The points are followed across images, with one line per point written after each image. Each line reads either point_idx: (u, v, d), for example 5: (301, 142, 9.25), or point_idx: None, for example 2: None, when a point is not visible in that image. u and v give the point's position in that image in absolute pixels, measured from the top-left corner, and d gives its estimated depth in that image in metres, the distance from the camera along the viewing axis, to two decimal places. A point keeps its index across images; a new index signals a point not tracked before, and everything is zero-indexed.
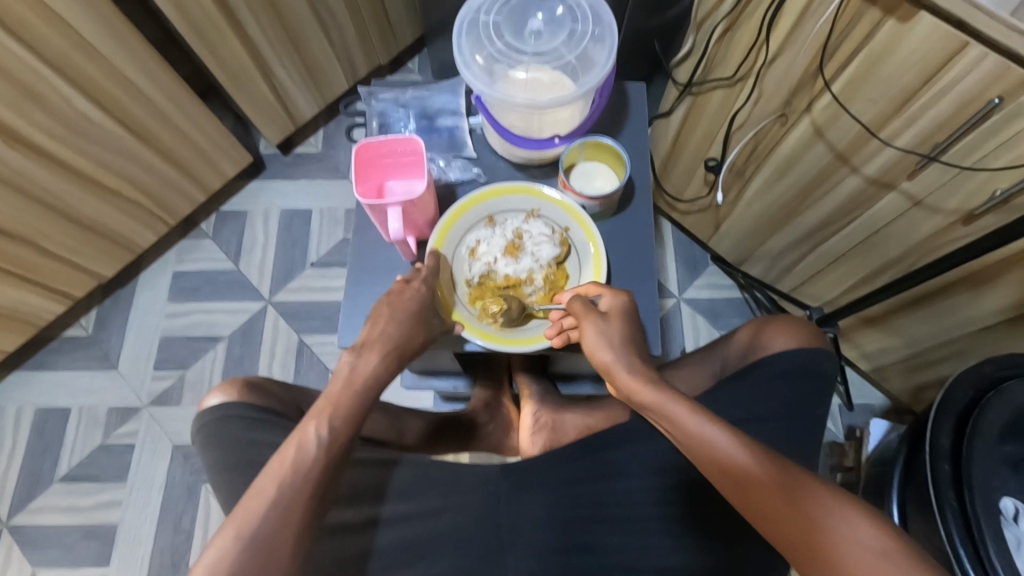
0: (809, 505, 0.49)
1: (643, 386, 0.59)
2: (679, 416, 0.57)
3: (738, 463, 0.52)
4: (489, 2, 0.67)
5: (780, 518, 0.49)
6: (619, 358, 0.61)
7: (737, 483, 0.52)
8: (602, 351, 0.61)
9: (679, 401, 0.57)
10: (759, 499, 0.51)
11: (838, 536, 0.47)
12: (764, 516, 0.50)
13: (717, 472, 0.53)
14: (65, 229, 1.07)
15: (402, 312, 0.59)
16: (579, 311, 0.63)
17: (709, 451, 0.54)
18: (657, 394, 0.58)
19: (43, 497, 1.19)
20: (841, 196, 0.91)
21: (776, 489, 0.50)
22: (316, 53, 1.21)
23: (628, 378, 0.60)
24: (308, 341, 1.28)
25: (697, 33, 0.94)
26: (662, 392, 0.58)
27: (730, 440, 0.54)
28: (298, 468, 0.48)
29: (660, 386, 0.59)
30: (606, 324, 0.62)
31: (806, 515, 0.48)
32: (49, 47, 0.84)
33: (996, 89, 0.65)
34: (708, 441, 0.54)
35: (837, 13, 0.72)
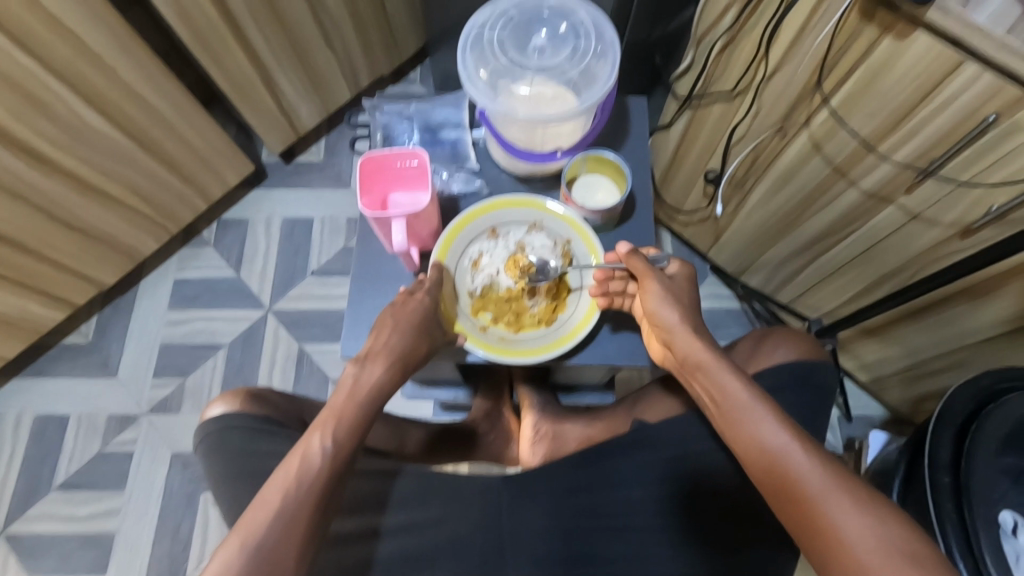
0: (845, 497, 0.48)
1: (698, 349, 0.60)
2: (727, 383, 0.57)
3: (781, 439, 0.52)
4: (493, 19, 0.68)
5: (808, 499, 0.49)
6: (678, 321, 0.62)
7: (775, 456, 0.52)
8: (661, 309, 0.62)
9: (734, 371, 0.57)
10: (795, 472, 0.50)
11: (865, 529, 0.46)
12: (792, 494, 0.50)
13: (753, 440, 0.53)
14: (67, 237, 1.07)
15: (405, 323, 0.59)
16: (637, 267, 0.64)
17: (755, 417, 0.54)
18: (710, 359, 0.59)
19: (41, 505, 1.18)
20: (840, 209, 0.92)
21: (814, 472, 0.50)
22: (320, 63, 1.23)
23: (683, 340, 0.61)
24: (308, 349, 1.28)
25: (697, 48, 0.95)
26: (717, 359, 0.58)
27: (778, 416, 0.54)
28: (303, 479, 0.49)
29: (716, 353, 0.59)
30: (667, 283, 0.64)
31: (838, 504, 0.48)
32: (55, 57, 0.85)
33: (992, 106, 0.66)
34: (752, 411, 0.54)
35: (835, 29, 0.73)
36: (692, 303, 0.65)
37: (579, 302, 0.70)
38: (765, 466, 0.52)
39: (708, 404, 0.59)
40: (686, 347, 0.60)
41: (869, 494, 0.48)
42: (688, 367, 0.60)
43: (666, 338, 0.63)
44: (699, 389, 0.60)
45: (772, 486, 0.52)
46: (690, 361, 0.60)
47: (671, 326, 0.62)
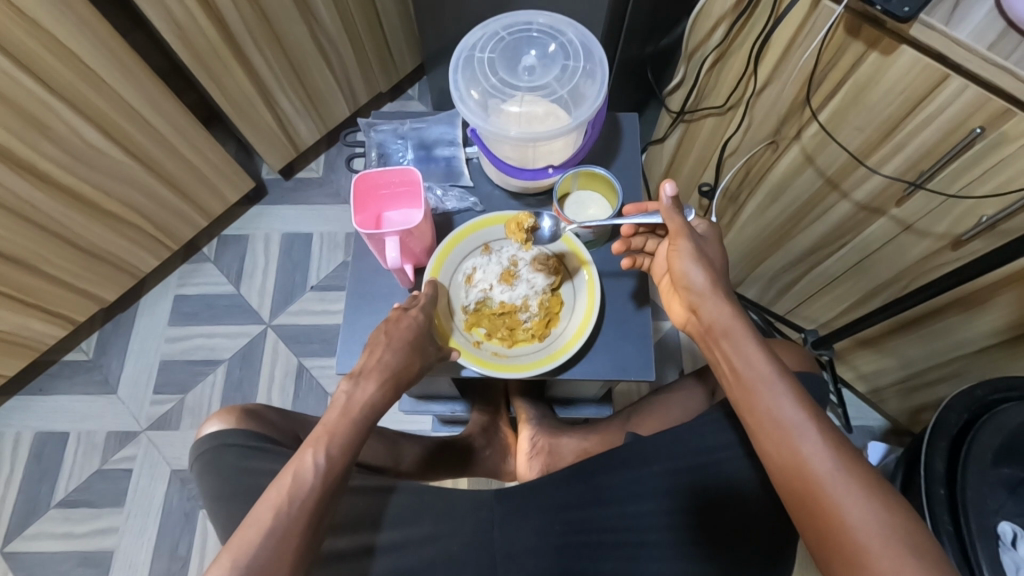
0: (856, 484, 0.48)
1: (726, 315, 0.58)
2: (750, 353, 0.55)
3: (801, 416, 0.51)
4: (484, 40, 0.70)
5: (817, 480, 0.49)
6: (706, 287, 0.60)
7: (790, 432, 0.51)
8: (692, 271, 0.61)
9: (759, 343, 0.56)
10: (810, 453, 0.50)
11: (871, 520, 0.46)
12: (802, 473, 0.49)
13: (770, 414, 0.52)
14: (67, 255, 1.08)
15: (399, 340, 0.60)
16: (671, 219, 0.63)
17: (775, 392, 0.53)
18: (734, 329, 0.57)
19: (40, 524, 1.18)
20: (832, 221, 0.93)
21: (829, 454, 0.49)
22: (318, 81, 1.24)
23: (712, 306, 0.60)
24: (307, 364, 1.28)
25: (688, 64, 0.97)
26: (743, 328, 0.57)
27: (796, 396, 0.52)
28: (295, 497, 0.49)
29: (744, 322, 0.58)
30: (694, 240, 0.63)
31: (848, 490, 0.48)
32: (58, 79, 0.87)
33: (978, 119, 0.67)
34: (772, 384, 0.53)
35: (821, 45, 0.74)
36: (720, 268, 0.64)
37: (572, 318, 0.71)
38: (779, 441, 0.51)
39: (724, 370, 0.57)
40: (713, 312, 0.59)
41: (880, 483, 0.48)
42: (710, 333, 0.59)
43: (693, 301, 0.61)
44: (718, 355, 0.59)
45: (780, 461, 0.51)
46: (715, 327, 0.59)
47: (699, 289, 0.61)
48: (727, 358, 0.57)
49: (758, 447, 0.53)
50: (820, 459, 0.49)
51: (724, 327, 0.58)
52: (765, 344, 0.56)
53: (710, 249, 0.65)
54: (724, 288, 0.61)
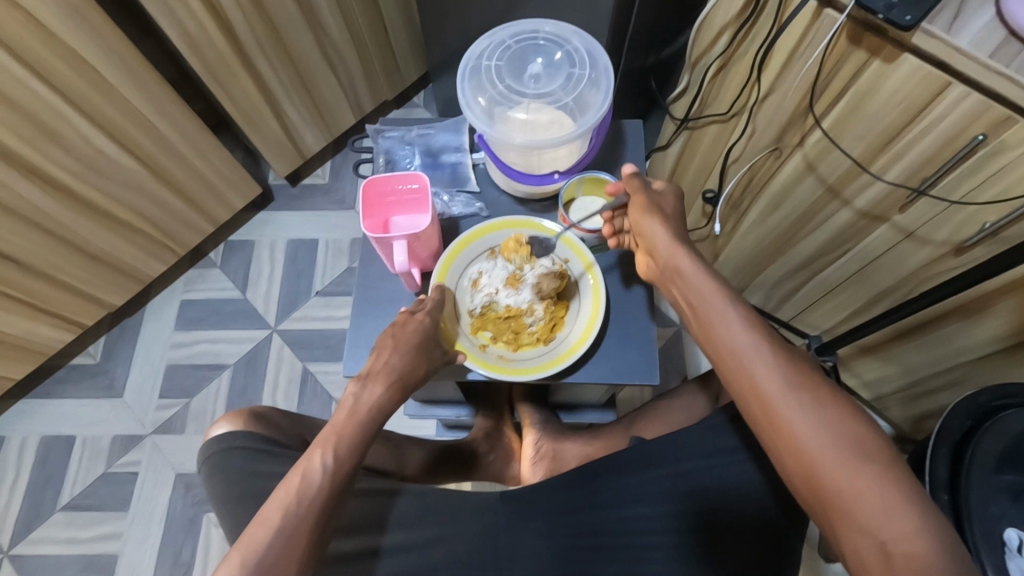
0: (808, 400, 0.46)
1: (678, 256, 0.59)
2: (701, 286, 0.56)
3: (752, 340, 0.50)
4: (491, 48, 0.71)
5: (768, 398, 0.47)
6: (660, 232, 0.61)
7: (739, 355, 0.50)
8: (646, 220, 0.62)
9: (711, 277, 0.56)
10: (764, 375, 0.48)
11: (826, 433, 0.45)
12: (754, 394, 0.48)
13: (721, 340, 0.52)
14: (75, 261, 1.10)
15: (406, 344, 0.61)
16: (630, 186, 0.66)
17: (731, 322, 0.52)
18: (688, 266, 0.58)
19: (44, 528, 1.19)
20: (834, 228, 0.93)
21: (779, 373, 0.48)
22: (324, 88, 1.26)
23: (665, 248, 0.60)
24: (311, 369, 1.29)
25: (692, 71, 0.99)
26: (695, 266, 0.58)
27: (751, 324, 0.52)
28: (303, 497, 0.49)
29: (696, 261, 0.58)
30: (652, 198, 0.65)
31: (796, 403, 0.46)
32: (70, 88, 0.89)
33: (978, 127, 0.67)
34: (722, 312, 0.53)
35: (823, 55, 0.75)
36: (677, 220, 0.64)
37: (577, 322, 0.71)
38: (733, 365, 0.50)
39: (684, 309, 0.58)
40: (668, 252, 0.60)
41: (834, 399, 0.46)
42: (668, 273, 0.60)
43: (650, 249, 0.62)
44: (678, 296, 0.59)
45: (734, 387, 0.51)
46: (672, 270, 0.59)
47: (653, 237, 0.61)
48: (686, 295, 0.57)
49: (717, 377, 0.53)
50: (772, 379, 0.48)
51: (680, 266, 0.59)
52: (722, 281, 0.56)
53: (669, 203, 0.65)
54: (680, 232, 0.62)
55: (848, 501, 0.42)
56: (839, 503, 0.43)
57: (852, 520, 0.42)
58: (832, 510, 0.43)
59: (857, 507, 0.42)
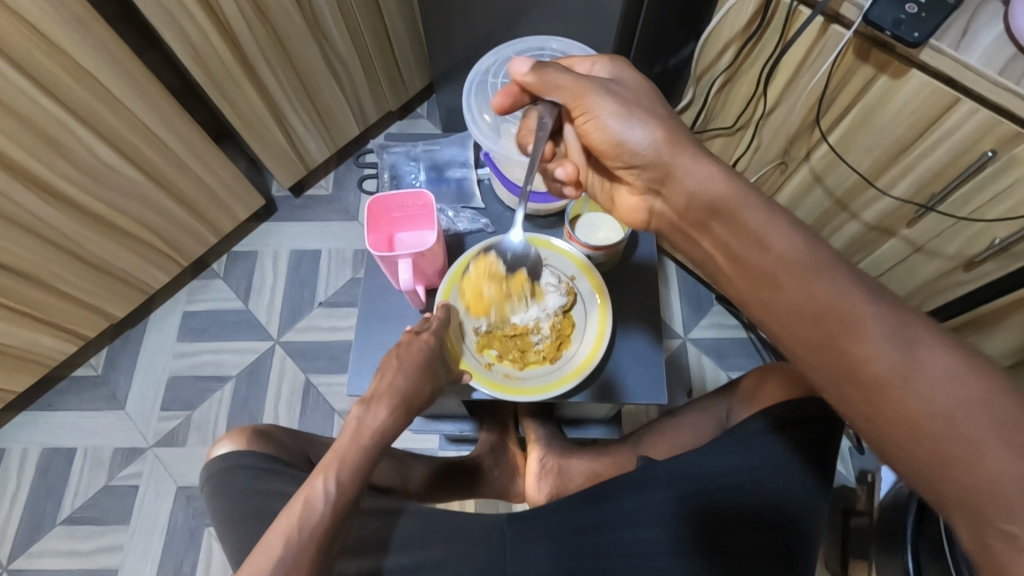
0: (932, 365, 0.37)
1: (699, 179, 0.47)
2: (755, 230, 0.43)
3: (847, 298, 0.40)
4: (497, 64, 0.72)
5: (870, 368, 0.38)
6: (657, 145, 0.50)
7: (831, 318, 0.40)
8: (623, 129, 0.52)
9: (763, 209, 0.44)
10: (879, 333, 0.38)
11: (949, 407, 0.36)
12: (852, 364, 0.39)
13: (801, 299, 0.41)
14: (78, 271, 1.09)
15: (410, 363, 0.61)
16: (568, 85, 0.55)
17: (821, 276, 0.41)
18: (721, 194, 0.45)
19: (44, 541, 1.18)
20: (843, 239, 0.93)
21: (889, 337, 0.38)
22: (328, 98, 1.26)
23: (681, 173, 0.48)
24: (314, 381, 1.28)
25: (696, 84, 0.94)
26: (733, 192, 0.45)
27: (842, 274, 0.41)
28: (305, 525, 0.48)
29: (734, 183, 0.45)
30: (618, 101, 0.53)
31: (914, 371, 0.37)
32: (76, 100, 0.89)
33: (988, 143, 0.67)
34: (796, 270, 0.41)
35: (830, 69, 0.74)
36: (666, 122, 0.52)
37: (583, 341, 0.71)
38: (832, 326, 0.40)
39: (719, 261, 0.47)
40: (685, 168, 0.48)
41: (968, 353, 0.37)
42: (687, 210, 0.49)
43: (650, 175, 0.51)
44: (713, 243, 0.47)
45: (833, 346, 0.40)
46: (697, 203, 0.47)
47: (654, 157, 0.50)
48: (720, 237, 0.46)
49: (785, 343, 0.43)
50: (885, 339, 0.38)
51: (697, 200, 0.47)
52: (773, 207, 0.44)
53: (637, 103, 0.54)
54: (675, 136, 0.50)
55: (979, 490, 0.35)
56: (959, 487, 0.36)
57: (975, 510, 0.35)
58: (947, 492, 0.37)
59: (982, 495, 0.35)
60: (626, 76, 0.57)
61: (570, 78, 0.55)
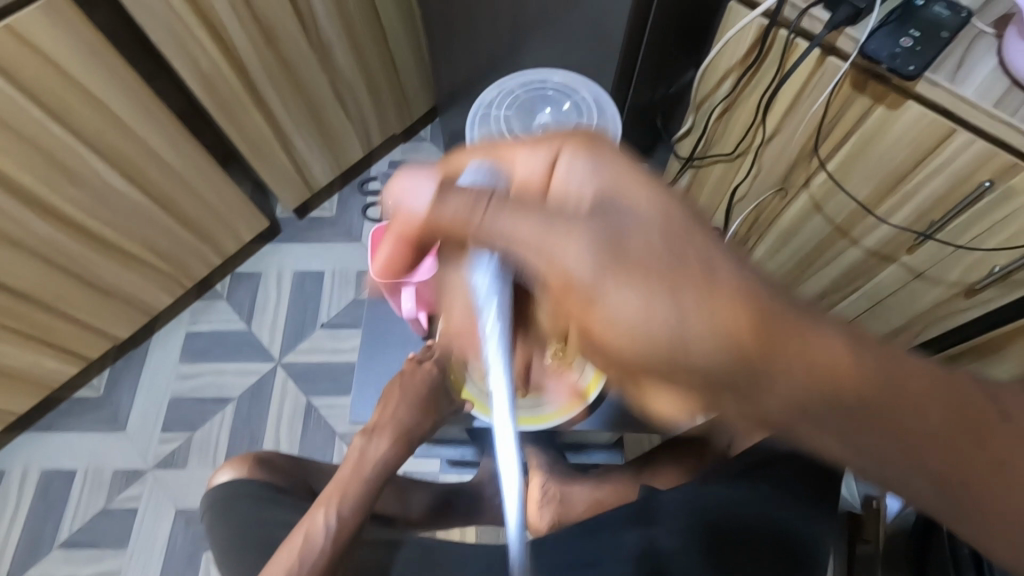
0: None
1: (716, 361, 0.33)
2: (808, 392, 0.33)
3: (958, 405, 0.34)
4: (500, 97, 0.73)
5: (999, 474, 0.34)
6: (649, 317, 0.34)
7: (949, 435, 0.34)
8: (588, 296, 0.35)
9: (824, 365, 0.33)
10: (983, 429, 0.34)
11: None
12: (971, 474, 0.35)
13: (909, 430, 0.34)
14: (84, 293, 1.10)
15: (411, 395, 0.62)
16: (510, 239, 0.36)
17: (919, 400, 0.34)
18: (750, 373, 0.33)
19: (42, 564, 1.17)
20: (843, 266, 0.93)
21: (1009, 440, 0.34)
22: (334, 123, 1.28)
23: (694, 349, 0.33)
24: (315, 404, 1.28)
25: (696, 112, 0.96)
26: (772, 362, 0.33)
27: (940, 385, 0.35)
28: (306, 560, 0.48)
29: (771, 356, 0.33)
30: (604, 215, 0.36)
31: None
32: (87, 127, 0.91)
33: (985, 173, 0.68)
34: (897, 412, 0.34)
35: (827, 100, 0.75)
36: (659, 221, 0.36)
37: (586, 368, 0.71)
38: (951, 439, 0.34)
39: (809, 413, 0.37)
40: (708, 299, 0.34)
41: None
42: (718, 385, 0.34)
43: (652, 357, 0.35)
44: (758, 402, 0.35)
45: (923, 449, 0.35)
46: (715, 378, 0.34)
47: (650, 337, 0.34)
48: (767, 400, 0.34)
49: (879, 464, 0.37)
50: (993, 423, 0.35)
51: (730, 355, 0.33)
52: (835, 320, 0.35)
53: (626, 182, 0.38)
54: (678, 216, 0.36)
55: None
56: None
57: None
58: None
59: None
60: (607, 179, 0.38)
61: (517, 221, 0.36)
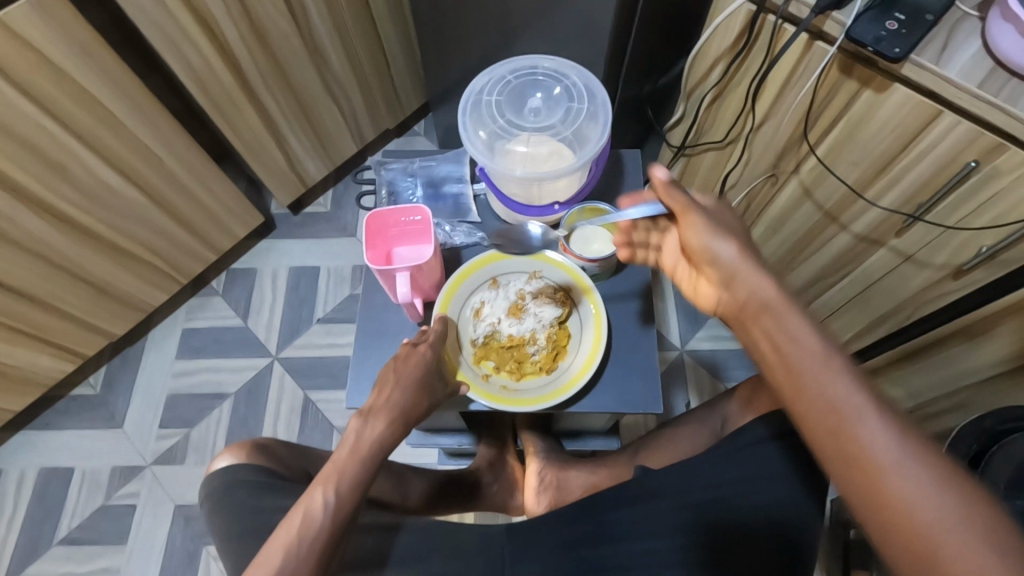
0: (928, 474, 0.37)
1: (765, 285, 0.48)
2: (797, 329, 0.44)
3: (857, 394, 0.40)
4: (491, 83, 0.74)
5: (867, 466, 0.39)
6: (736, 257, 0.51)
7: (845, 415, 0.40)
8: (710, 240, 0.53)
9: (803, 316, 0.45)
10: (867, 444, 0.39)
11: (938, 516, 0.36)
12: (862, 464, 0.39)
13: (821, 394, 0.41)
14: (78, 291, 1.10)
15: (407, 378, 0.61)
16: None
17: (828, 371, 0.42)
18: (776, 295, 0.47)
19: (41, 562, 1.17)
20: (834, 251, 0.95)
21: (893, 439, 0.39)
22: (326, 118, 1.28)
23: (748, 278, 0.49)
24: (313, 398, 1.28)
25: (687, 101, 0.98)
26: (786, 298, 0.47)
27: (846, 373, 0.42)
28: (303, 537, 0.49)
29: (787, 293, 0.47)
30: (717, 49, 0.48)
31: (914, 477, 0.37)
32: (78, 122, 0.90)
33: (971, 154, 0.69)
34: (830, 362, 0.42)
35: (815, 85, 0.76)
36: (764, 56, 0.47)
37: (579, 351, 0.72)
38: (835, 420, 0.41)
39: (764, 352, 0.46)
40: (750, 287, 0.49)
41: (919, 436, 0.39)
42: (749, 308, 0.48)
43: (718, 277, 0.52)
44: (757, 335, 0.47)
45: (784, 408, 0.44)
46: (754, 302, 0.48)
47: (728, 264, 0.51)
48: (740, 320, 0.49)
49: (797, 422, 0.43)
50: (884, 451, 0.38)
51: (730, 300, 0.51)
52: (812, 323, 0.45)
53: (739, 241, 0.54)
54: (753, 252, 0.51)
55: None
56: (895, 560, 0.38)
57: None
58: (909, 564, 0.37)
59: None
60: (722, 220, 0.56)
61: None
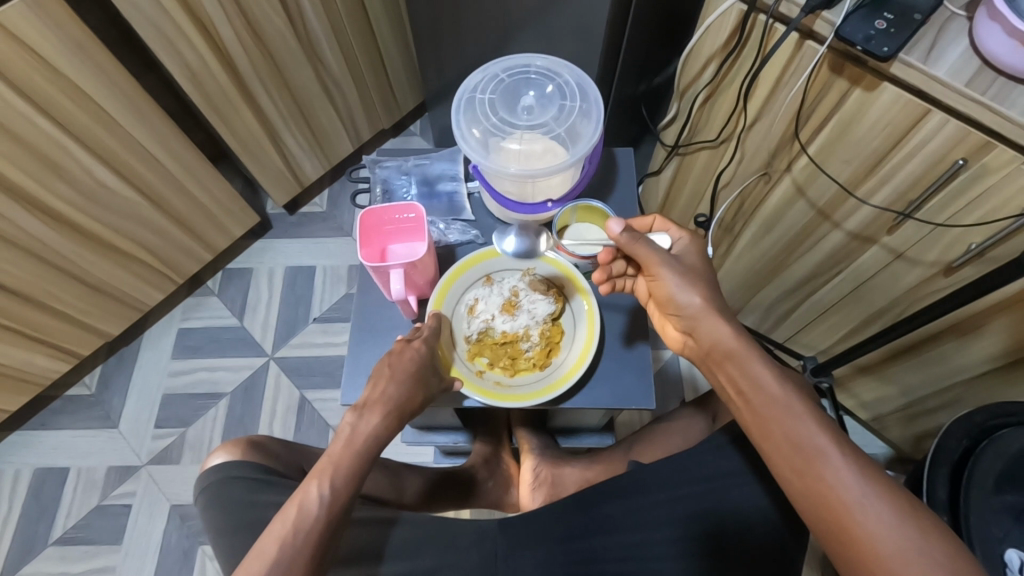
0: (885, 504, 0.46)
1: (725, 336, 0.58)
2: (760, 376, 0.55)
3: (819, 437, 0.50)
4: (484, 82, 0.74)
5: (833, 498, 0.48)
6: (698, 308, 0.60)
7: (812, 457, 0.49)
8: (679, 294, 0.61)
9: (767, 366, 0.55)
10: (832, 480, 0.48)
11: (895, 541, 0.45)
12: (829, 500, 0.48)
13: (786, 436, 0.51)
14: (74, 290, 1.10)
15: (402, 372, 0.62)
16: None
17: (794, 419, 0.51)
18: (740, 350, 0.57)
19: (36, 562, 1.17)
20: (826, 250, 0.95)
21: (854, 479, 0.48)
22: (322, 118, 1.28)
23: (712, 329, 0.59)
24: (309, 398, 1.28)
25: (680, 101, 0.99)
26: (746, 349, 0.57)
27: (811, 418, 0.51)
28: (299, 529, 0.50)
29: (747, 343, 0.57)
30: None
31: (872, 507, 0.46)
32: (74, 122, 0.91)
33: (959, 152, 0.70)
34: (788, 406, 0.52)
35: (807, 83, 0.77)
36: None
37: (572, 347, 0.72)
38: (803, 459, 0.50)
39: (734, 396, 0.57)
40: (712, 337, 0.59)
41: (873, 473, 0.48)
42: (716, 357, 0.58)
43: (685, 323, 0.62)
44: (726, 380, 0.58)
45: (760, 447, 0.54)
46: (718, 351, 0.58)
47: (690, 313, 0.60)
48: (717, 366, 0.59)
49: (770, 460, 0.53)
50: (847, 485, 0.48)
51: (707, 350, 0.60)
52: (777, 371, 0.55)
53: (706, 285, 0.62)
54: (717, 303, 0.60)
55: None
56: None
57: None
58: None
59: None
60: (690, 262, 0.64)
61: None
